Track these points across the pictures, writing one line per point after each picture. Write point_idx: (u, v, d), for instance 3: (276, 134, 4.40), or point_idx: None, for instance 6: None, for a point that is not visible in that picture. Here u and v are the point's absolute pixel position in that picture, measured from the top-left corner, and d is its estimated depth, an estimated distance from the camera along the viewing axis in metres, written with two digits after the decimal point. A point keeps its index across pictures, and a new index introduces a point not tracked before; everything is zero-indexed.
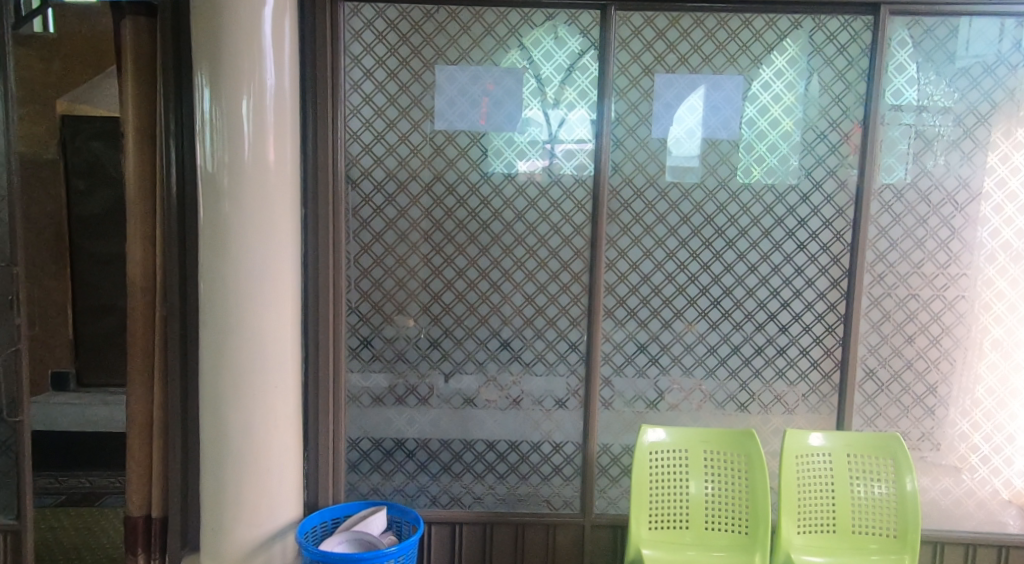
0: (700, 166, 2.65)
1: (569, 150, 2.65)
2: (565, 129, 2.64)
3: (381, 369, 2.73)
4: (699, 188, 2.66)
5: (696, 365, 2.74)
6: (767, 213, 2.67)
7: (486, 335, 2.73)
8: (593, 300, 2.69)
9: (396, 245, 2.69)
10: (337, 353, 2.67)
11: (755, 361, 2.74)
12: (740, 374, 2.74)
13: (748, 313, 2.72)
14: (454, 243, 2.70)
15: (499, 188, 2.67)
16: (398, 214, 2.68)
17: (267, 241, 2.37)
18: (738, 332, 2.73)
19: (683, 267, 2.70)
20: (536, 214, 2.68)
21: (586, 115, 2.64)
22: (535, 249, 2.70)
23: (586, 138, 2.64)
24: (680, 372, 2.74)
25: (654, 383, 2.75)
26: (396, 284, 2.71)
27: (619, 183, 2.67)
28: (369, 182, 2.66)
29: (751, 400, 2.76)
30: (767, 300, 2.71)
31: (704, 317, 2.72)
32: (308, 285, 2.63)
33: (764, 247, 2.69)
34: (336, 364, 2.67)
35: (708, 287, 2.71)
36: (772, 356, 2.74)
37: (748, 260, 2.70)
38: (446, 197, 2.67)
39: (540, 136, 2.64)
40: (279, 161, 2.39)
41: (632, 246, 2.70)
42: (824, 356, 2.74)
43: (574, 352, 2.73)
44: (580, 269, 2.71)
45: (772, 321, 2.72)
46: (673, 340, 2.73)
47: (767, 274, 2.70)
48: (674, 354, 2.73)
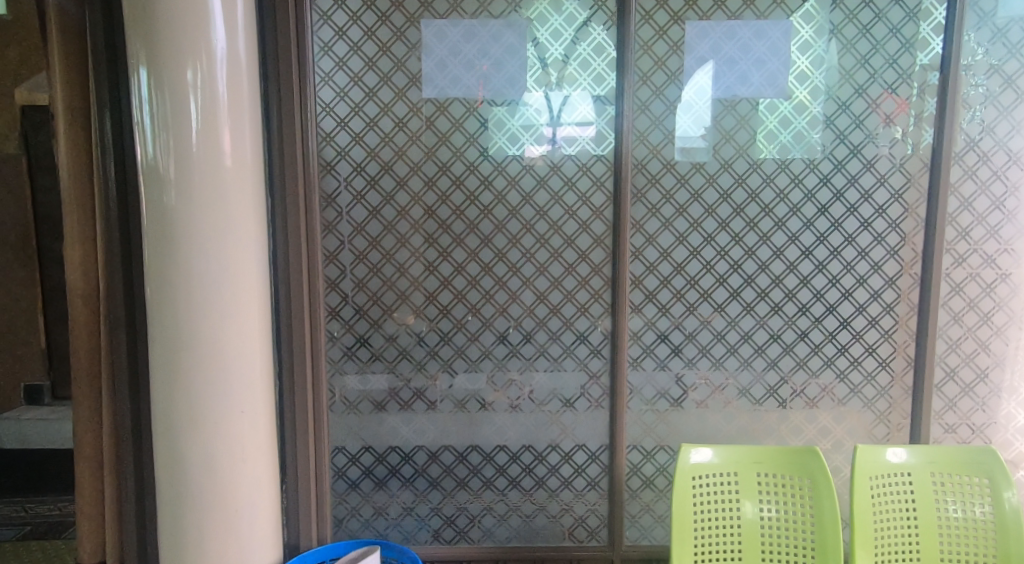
0: (740, 133, 2.25)
1: (575, 130, 2.25)
2: (564, 110, 2.23)
3: (371, 383, 2.35)
4: (738, 159, 2.26)
5: (741, 368, 2.35)
6: (819, 186, 2.27)
7: (491, 341, 2.34)
8: (617, 296, 2.29)
9: (382, 237, 2.30)
10: (316, 367, 2.27)
11: (812, 362, 2.34)
12: (790, 378, 2.35)
13: (802, 306, 2.32)
14: (450, 233, 2.30)
15: (501, 168, 2.27)
16: (382, 201, 2.28)
17: (224, 239, 1.97)
18: (789, 328, 2.33)
19: (723, 253, 2.30)
20: (547, 197, 2.28)
21: (588, 91, 2.23)
22: (547, 238, 2.30)
23: (587, 119, 2.24)
24: (719, 377, 2.35)
25: (690, 392, 2.36)
26: (382, 283, 2.32)
27: (644, 156, 2.26)
28: (346, 164, 2.26)
29: (804, 408, 2.37)
30: (825, 290, 2.31)
31: (749, 311, 2.32)
32: (278, 289, 2.22)
33: (817, 227, 2.28)
34: (317, 381, 2.27)
35: (754, 276, 2.31)
36: (830, 355, 2.34)
37: (799, 242, 2.29)
38: (440, 179, 2.27)
39: (538, 118, 2.24)
40: (235, 141, 1.99)
41: (662, 231, 2.30)
42: (893, 353, 2.34)
43: (597, 356, 2.34)
44: (601, 260, 2.31)
45: (831, 315, 2.32)
46: (711, 340, 2.34)
47: (823, 260, 2.30)
48: (713, 356, 2.34)
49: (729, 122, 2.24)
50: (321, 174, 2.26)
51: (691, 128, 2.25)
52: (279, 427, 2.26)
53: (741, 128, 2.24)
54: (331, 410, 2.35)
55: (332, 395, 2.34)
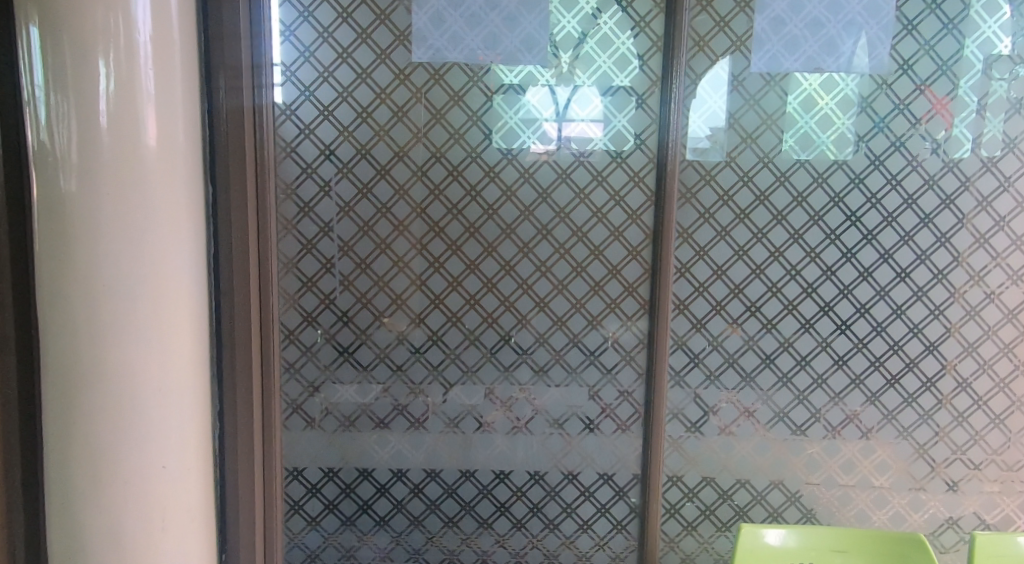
0: (816, 118, 1.82)
1: (584, 130, 1.83)
2: (569, 107, 1.81)
3: (344, 427, 1.93)
4: (814, 150, 1.84)
5: (812, 420, 1.96)
6: (921, 190, 1.86)
7: (492, 377, 1.92)
8: (658, 323, 1.87)
9: (357, 241, 1.85)
10: (268, 399, 1.81)
11: (905, 417, 1.95)
12: (876, 435, 1.96)
13: (894, 343, 1.91)
14: (446, 237, 1.86)
15: (507, 156, 1.83)
16: (355, 195, 1.83)
17: (143, 239, 1.47)
18: (874, 372, 1.93)
19: (792, 272, 1.88)
20: (570, 194, 1.85)
21: (622, 73, 1.80)
22: (567, 248, 1.87)
23: (598, 115, 1.82)
24: (778, 430, 1.97)
25: (739, 447, 1.97)
26: (354, 300, 1.87)
27: (707, 143, 1.83)
28: (310, 145, 1.80)
29: (888, 472, 1.99)
30: (925, 323, 1.91)
31: (826, 348, 1.92)
32: (217, 303, 1.69)
33: (915, 242, 1.88)
34: (269, 415, 1.82)
35: (833, 304, 1.90)
36: (929, 409, 1.94)
37: (893, 262, 1.88)
38: (432, 170, 1.83)
39: (539, 112, 1.82)
40: (161, 110, 1.49)
41: (715, 243, 1.87)
42: (1008, 408, 1.95)
43: (627, 400, 1.93)
44: (633, 278, 1.89)
45: (930, 356, 1.92)
46: (768, 384, 1.94)
47: (925, 285, 1.89)
48: (772, 401, 1.95)
49: (812, 102, 1.81)
50: (280, 156, 1.79)
51: (709, 116, 1.82)
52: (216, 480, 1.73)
53: (820, 110, 1.82)
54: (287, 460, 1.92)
55: (290, 439, 1.91)
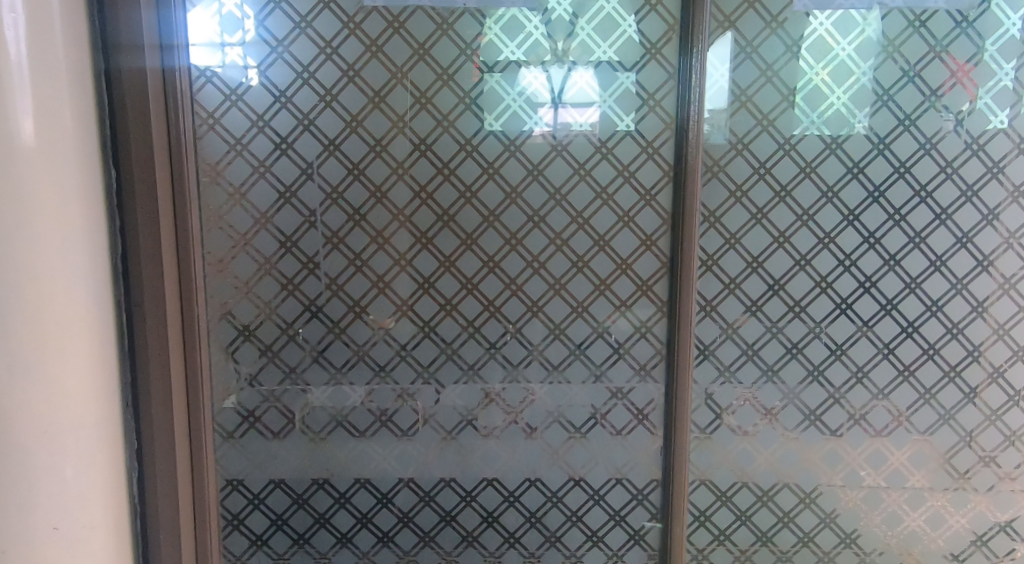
0: (879, 67, 1.52)
1: (586, 99, 1.52)
2: (567, 88, 1.51)
3: (295, 465, 1.61)
4: (872, 110, 1.53)
5: (870, 443, 1.65)
6: (1010, 156, 1.56)
7: (476, 399, 1.61)
8: (680, 329, 1.56)
9: (303, 234, 1.52)
10: (196, 435, 1.46)
11: (988, 440, 1.65)
12: (951, 461, 1.67)
13: (974, 348, 1.62)
14: (415, 228, 1.54)
15: (487, 125, 1.51)
16: (297, 176, 1.50)
17: (15, 235, 1.12)
18: (947, 385, 1.63)
19: (846, 264, 1.58)
20: (566, 169, 1.54)
21: (630, 15, 1.49)
22: (565, 239, 1.56)
23: (591, 90, 1.52)
24: (829, 458, 1.66)
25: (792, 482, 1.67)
26: (302, 307, 1.55)
27: (735, 102, 1.52)
28: (239, 114, 1.47)
29: (966, 505, 1.69)
30: (1014, 323, 1.61)
31: (889, 355, 1.61)
32: (128, 316, 1.35)
33: (1001, 221, 1.58)
34: (199, 453, 1.47)
35: (898, 303, 1.59)
36: (1017, 430, 1.65)
37: (972, 246, 1.58)
38: (393, 143, 1.51)
39: (533, 91, 1.51)
40: (35, 67, 1.15)
41: (749, 227, 1.56)
42: None
43: (645, 425, 1.63)
44: (645, 275, 1.57)
45: (1020, 364, 1.62)
46: (817, 401, 1.63)
47: (1013, 278, 1.59)
48: (823, 424, 1.64)
49: (868, 49, 1.51)
50: (200, 129, 1.46)
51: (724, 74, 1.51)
52: (135, 536, 1.40)
53: (882, 59, 1.52)
54: (225, 509, 1.59)
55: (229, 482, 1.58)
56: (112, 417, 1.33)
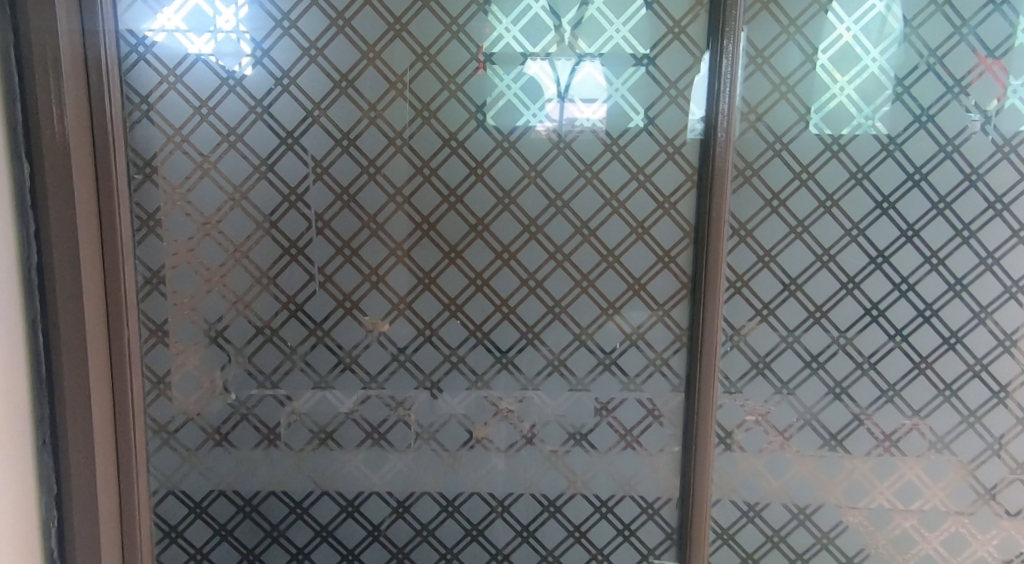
0: (949, 52, 1.45)
1: (582, 103, 1.46)
2: (579, 83, 1.45)
3: (268, 475, 1.53)
4: (937, 98, 1.46)
5: (902, 475, 1.57)
6: None
7: (486, 418, 1.54)
8: (707, 363, 1.50)
9: (258, 242, 1.46)
10: (122, 431, 1.43)
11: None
12: (982, 480, 1.58)
13: None
14: (386, 236, 1.48)
15: (478, 117, 1.45)
16: (248, 175, 1.44)
17: None
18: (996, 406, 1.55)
19: (903, 287, 1.51)
20: (570, 170, 1.48)
21: None
22: (567, 254, 1.50)
23: (588, 93, 1.45)
24: (842, 480, 1.58)
25: (806, 512, 1.59)
26: (279, 306, 1.49)
27: (763, 91, 1.44)
28: (177, 97, 1.41)
29: (1001, 532, 1.60)
30: None
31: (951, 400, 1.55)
32: (43, 309, 1.32)
33: (1012, 214, 1.49)
34: (125, 450, 1.44)
35: (965, 332, 1.53)
36: None
37: None
38: (362, 136, 1.45)
39: (541, 90, 1.45)
40: None
41: (788, 243, 1.49)
42: None
43: (664, 450, 1.56)
44: (659, 295, 1.51)
45: None
46: (837, 421, 1.55)
47: None
48: (843, 446, 1.56)
49: (939, 31, 1.44)
50: (132, 117, 1.41)
51: (765, 53, 1.43)
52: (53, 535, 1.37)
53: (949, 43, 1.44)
54: (188, 542, 1.54)
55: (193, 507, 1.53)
56: (17, 423, 1.29)
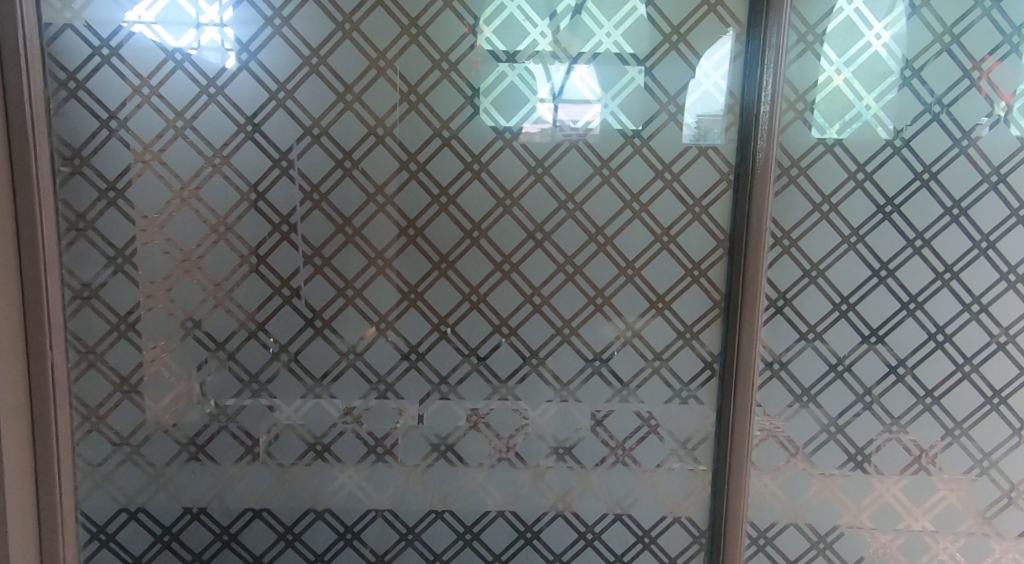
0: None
1: (581, 103, 1.34)
2: (569, 82, 1.33)
3: (230, 497, 1.42)
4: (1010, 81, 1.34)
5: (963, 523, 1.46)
6: None
7: (487, 455, 1.42)
8: (744, 387, 1.38)
9: (204, 247, 1.34)
10: (41, 443, 1.31)
11: None
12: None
13: None
14: (364, 242, 1.36)
15: (473, 102, 1.34)
16: (198, 168, 1.32)
17: None
18: None
19: (974, 309, 1.40)
20: (585, 166, 1.36)
21: None
22: (579, 266, 1.38)
23: (587, 91, 1.34)
24: (871, 506, 1.45)
25: (832, 546, 1.46)
26: (235, 324, 1.37)
27: (815, 75, 1.33)
28: (113, 73, 1.29)
29: None
30: None
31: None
32: None
33: None
34: (45, 466, 1.31)
35: None
36: None
37: None
38: (336, 125, 1.33)
39: (533, 87, 1.33)
40: None
41: (838, 254, 1.37)
42: None
43: (692, 468, 1.43)
44: (686, 312, 1.40)
45: None
46: (873, 442, 1.43)
47: None
48: (875, 468, 1.43)
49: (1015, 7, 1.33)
50: (57, 97, 1.28)
51: (820, 36, 1.32)
52: None
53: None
54: None
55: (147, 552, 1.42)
56: None
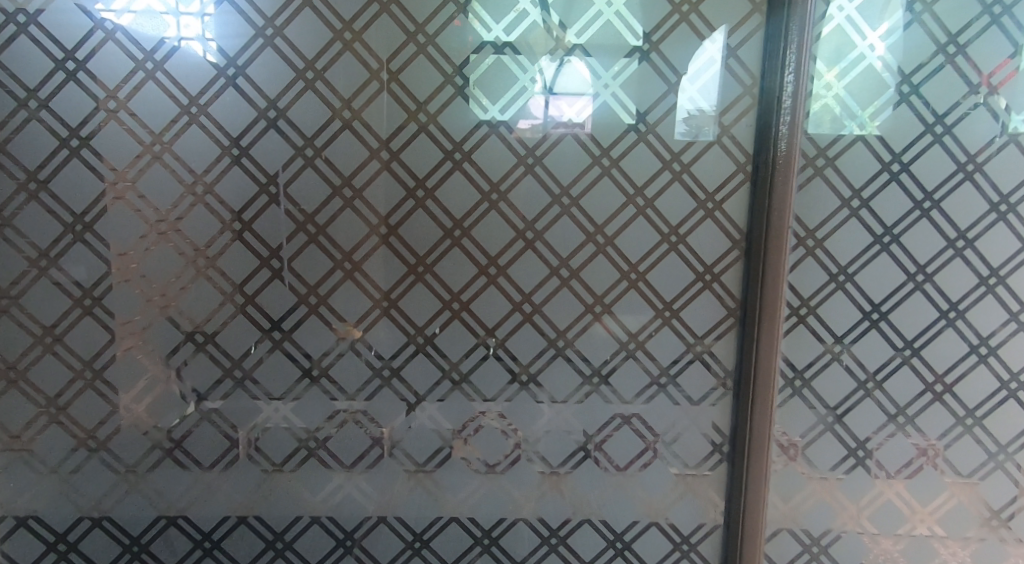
0: None
1: (570, 97, 1.27)
2: (558, 75, 1.26)
3: (213, 498, 1.36)
4: None
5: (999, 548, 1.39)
6: None
7: (462, 487, 1.37)
8: (764, 401, 1.32)
9: (153, 246, 1.28)
10: None
11: None
12: None
13: None
14: (330, 241, 1.29)
15: (455, 81, 1.26)
16: (136, 157, 1.26)
17: None
18: None
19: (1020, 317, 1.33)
20: (581, 158, 1.29)
21: None
22: (576, 268, 1.31)
23: (578, 84, 1.26)
24: (889, 519, 1.38)
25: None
26: (184, 324, 1.30)
27: (851, 51, 1.25)
28: (32, 44, 1.24)
29: None
30: None
31: None
32: None
33: None
34: None
35: None
36: None
37: None
38: (294, 107, 1.26)
39: (522, 74, 1.26)
40: None
41: (870, 257, 1.30)
42: None
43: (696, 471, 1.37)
44: (695, 317, 1.33)
45: None
46: (883, 444, 1.36)
47: None
48: (903, 491, 1.37)
49: None
50: None
51: (826, 31, 1.25)
52: None
53: None
54: None
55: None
56: None
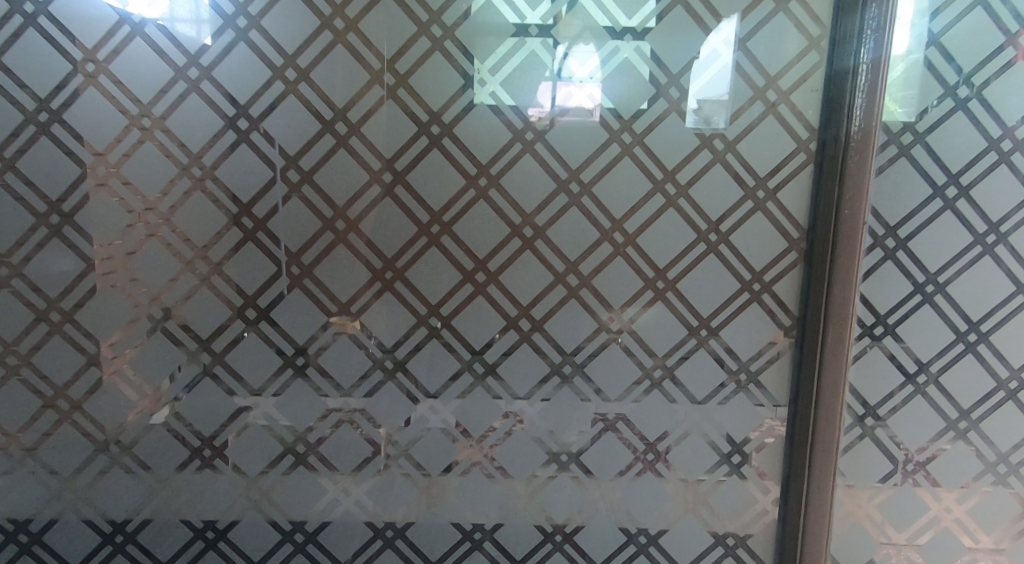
0: None
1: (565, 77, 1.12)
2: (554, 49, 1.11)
3: (184, 517, 1.23)
4: None
5: None
6: None
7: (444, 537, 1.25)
8: (829, 429, 1.18)
9: (41, 245, 1.14)
10: None
11: None
12: None
13: None
14: (272, 239, 1.15)
15: (431, 31, 1.10)
16: (18, 125, 1.10)
17: None
18: None
19: None
20: (591, 142, 1.14)
21: None
22: (589, 275, 1.17)
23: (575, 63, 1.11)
24: None
25: None
26: (127, 318, 1.16)
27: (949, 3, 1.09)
28: None
29: None
30: None
31: None
32: None
33: None
34: None
35: None
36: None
37: None
38: (223, 64, 1.10)
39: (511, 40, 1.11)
40: None
41: (962, 267, 1.15)
42: None
43: (718, 479, 1.23)
44: (737, 329, 1.19)
45: None
46: (951, 468, 1.21)
47: None
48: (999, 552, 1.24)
49: None
50: None
51: None
52: None
53: None
54: None
55: None
56: None
